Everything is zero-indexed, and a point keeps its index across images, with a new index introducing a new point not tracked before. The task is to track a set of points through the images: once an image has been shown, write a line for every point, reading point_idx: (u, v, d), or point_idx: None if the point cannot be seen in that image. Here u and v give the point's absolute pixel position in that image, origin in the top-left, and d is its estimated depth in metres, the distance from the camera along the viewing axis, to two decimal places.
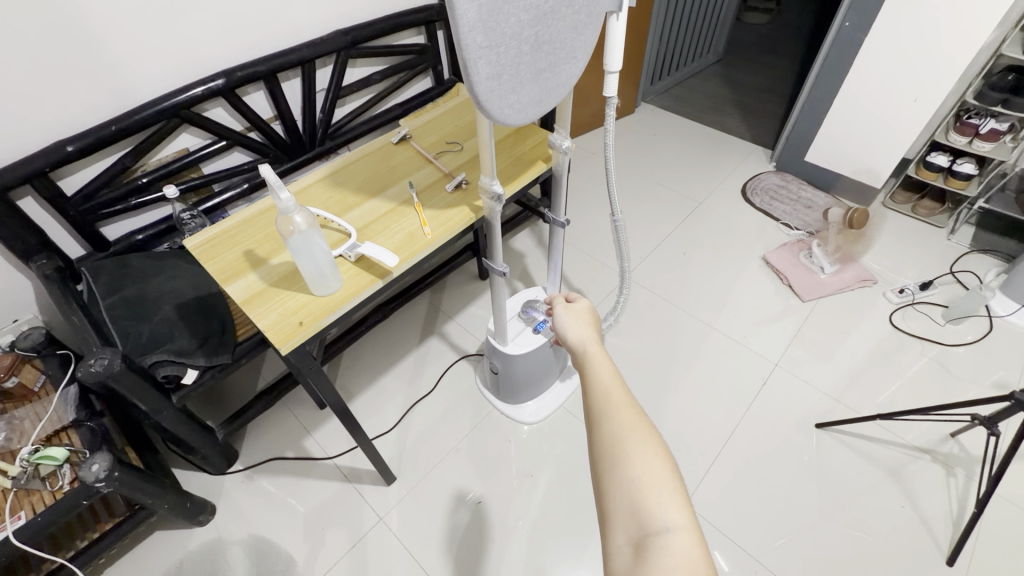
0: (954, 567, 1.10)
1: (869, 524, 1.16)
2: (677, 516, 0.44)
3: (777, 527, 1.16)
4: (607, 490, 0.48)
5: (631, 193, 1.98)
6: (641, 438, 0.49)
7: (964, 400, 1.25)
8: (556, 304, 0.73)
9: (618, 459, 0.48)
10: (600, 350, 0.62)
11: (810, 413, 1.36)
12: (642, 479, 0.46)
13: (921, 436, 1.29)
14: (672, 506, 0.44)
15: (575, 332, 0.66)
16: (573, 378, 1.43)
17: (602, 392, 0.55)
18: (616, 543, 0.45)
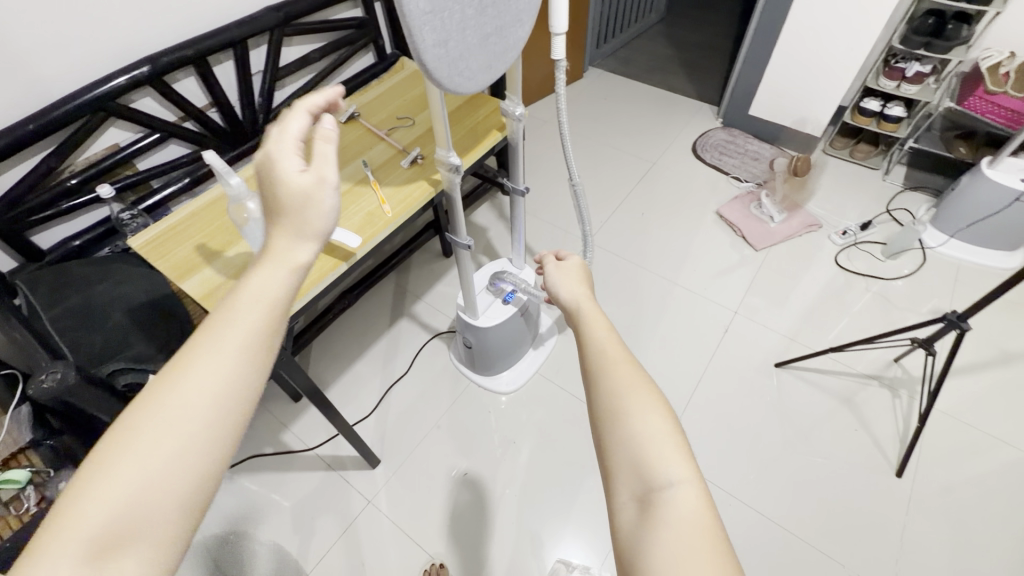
0: (902, 478, 1.21)
1: (828, 450, 1.26)
2: (683, 470, 0.41)
3: (747, 463, 1.24)
4: (607, 446, 0.44)
5: (586, 158, 1.99)
6: (643, 390, 0.45)
7: (905, 327, 1.35)
8: (547, 263, 0.71)
9: (619, 414, 0.44)
10: (592, 306, 0.59)
11: (769, 355, 1.44)
12: (647, 432, 0.43)
13: (869, 365, 1.39)
14: (677, 458, 0.41)
15: (566, 291, 0.63)
16: (545, 345, 1.45)
17: (598, 346, 0.51)
18: (619, 500, 0.42)
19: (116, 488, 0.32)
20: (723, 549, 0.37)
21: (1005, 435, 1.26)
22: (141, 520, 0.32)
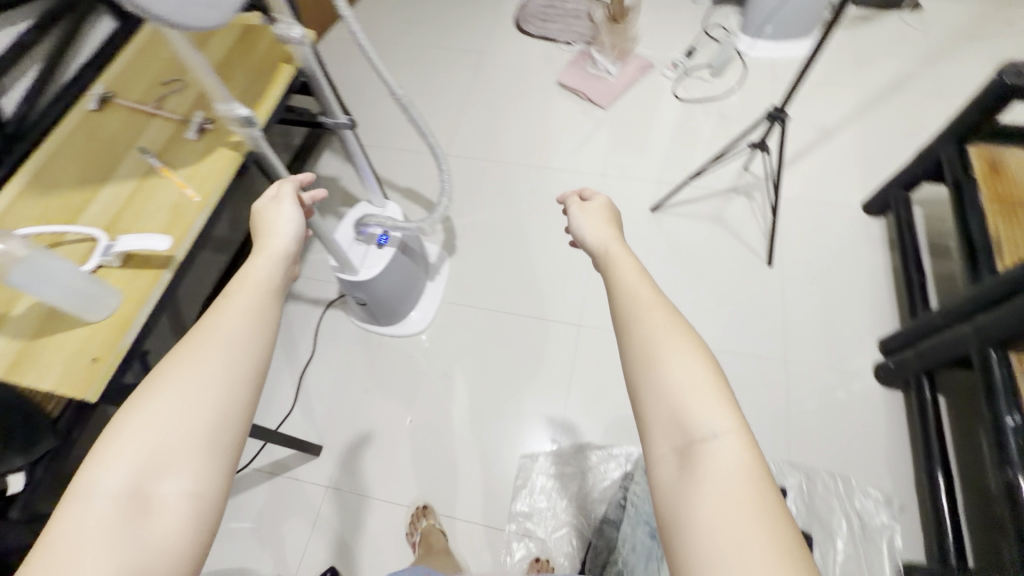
0: (774, 266, 1.38)
1: (713, 266, 1.39)
2: (724, 419, 0.41)
3: None
4: (641, 396, 0.43)
5: (414, 69, 1.84)
6: (679, 340, 0.44)
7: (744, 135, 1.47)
8: (571, 203, 0.68)
9: (655, 365, 0.43)
10: (620, 250, 0.57)
11: (644, 202, 1.52)
12: (682, 384, 0.42)
13: (726, 180, 1.52)
14: (719, 408, 0.41)
15: (594, 234, 0.62)
16: (441, 273, 1.43)
17: (631, 295, 0.49)
18: (657, 452, 0.41)
19: (153, 416, 0.41)
20: (772, 499, 0.38)
21: (839, 199, 1.47)
22: (180, 435, 0.41)
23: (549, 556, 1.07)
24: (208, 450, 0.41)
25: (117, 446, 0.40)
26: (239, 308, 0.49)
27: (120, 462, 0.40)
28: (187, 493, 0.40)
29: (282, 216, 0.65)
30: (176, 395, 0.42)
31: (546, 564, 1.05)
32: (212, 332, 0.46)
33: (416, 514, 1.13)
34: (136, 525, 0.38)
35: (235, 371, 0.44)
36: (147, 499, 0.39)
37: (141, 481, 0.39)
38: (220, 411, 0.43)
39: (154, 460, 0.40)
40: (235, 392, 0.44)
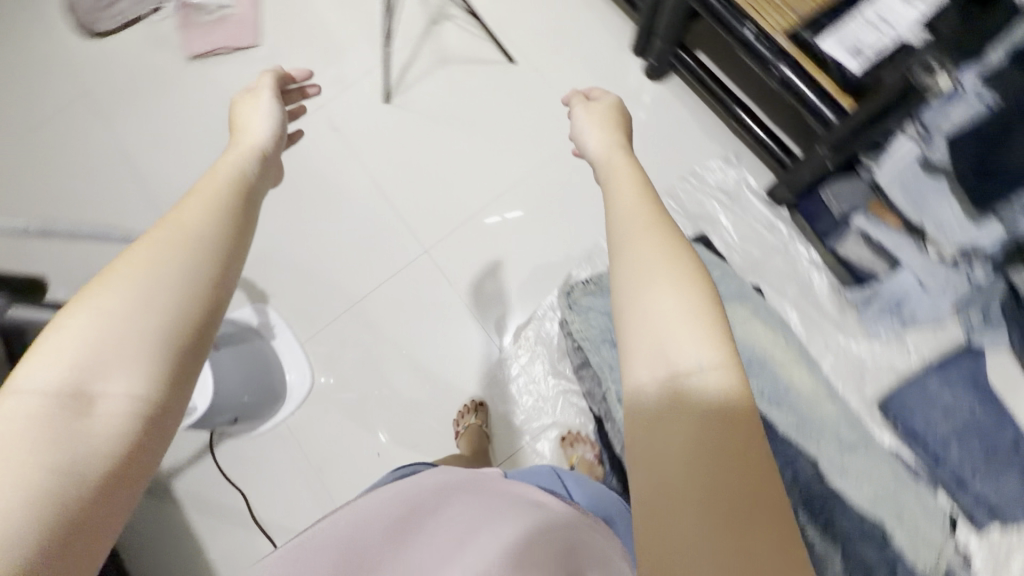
0: (516, 60, 1.33)
1: (474, 102, 1.31)
2: (712, 352, 0.36)
3: (461, 178, 1.28)
4: (624, 318, 0.39)
5: (26, 172, 1.38)
6: (675, 271, 0.39)
7: None
8: (577, 105, 0.66)
9: (647, 291, 0.39)
10: (620, 160, 0.55)
11: (373, 100, 1.35)
12: (660, 323, 0.38)
13: (418, 19, 1.38)
14: (704, 340, 0.37)
15: (594, 145, 0.60)
16: (275, 320, 1.21)
17: (624, 213, 0.45)
18: (634, 379, 0.37)
19: (101, 311, 0.36)
20: (746, 445, 0.34)
21: None
22: (130, 332, 0.36)
23: (569, 427, 1.13)
24: (154, 352, 0.36)
25: (61, 340, 0.35)
26: (202, 212, 0.45)
27: (61, 356, 0.35)
28: (125, 398, 0.35)
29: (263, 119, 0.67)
30: (134, 288, 0.37)
31: (573, 433, 1.11)
32: (171, 229, 0.42)
33: (465, 408, 1.13)
34: (72, 437, 0.33)
35: (193, 266, 0.40)
36: (89, 401, 0.34)
37: (78, 387, 0.34)
38: (178, 312, 0.38)
39: (100, 355, 0.35)
40: (192, 294, 0.39)
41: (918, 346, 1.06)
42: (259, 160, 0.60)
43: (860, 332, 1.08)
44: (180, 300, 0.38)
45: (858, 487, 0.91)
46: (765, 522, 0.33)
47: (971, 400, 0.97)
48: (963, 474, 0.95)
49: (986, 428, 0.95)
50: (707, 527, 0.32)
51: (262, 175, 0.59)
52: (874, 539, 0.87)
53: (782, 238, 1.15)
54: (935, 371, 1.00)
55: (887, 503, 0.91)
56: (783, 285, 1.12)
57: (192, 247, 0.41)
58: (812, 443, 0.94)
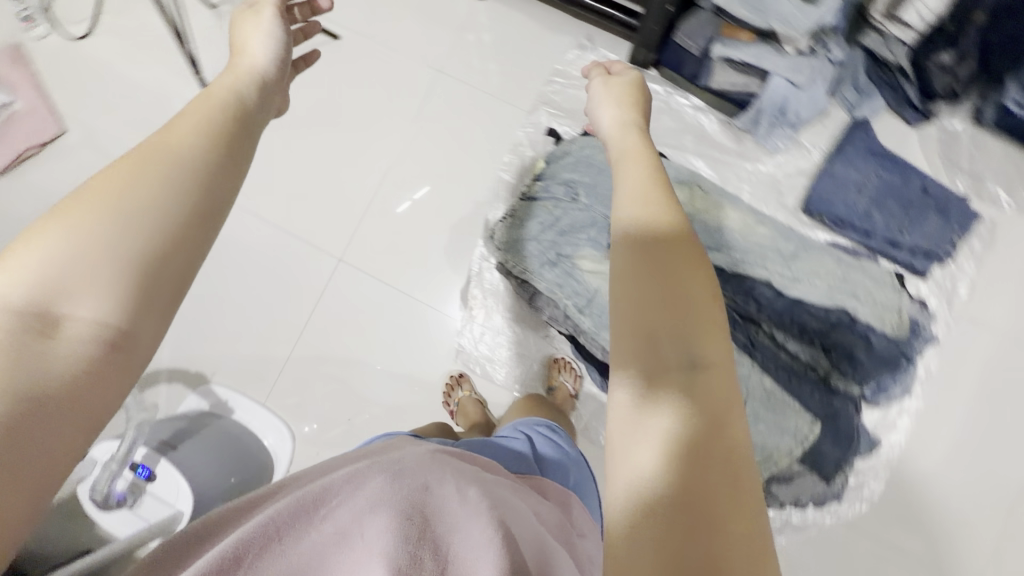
0: (340, 35, 1.23)
1: (318, 95, 1.21)
2: (705, 351, 0.40)
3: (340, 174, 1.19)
4: (618, 301, 0.44)
5: None
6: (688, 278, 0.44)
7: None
8: (597, 76, 0.76)
9: (640, 278, 0.44)
10: (636, 155, 0.60)
11: None
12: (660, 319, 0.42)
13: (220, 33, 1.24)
14: (700, 337, 0.41)
15: (613, 137, 0.66)
16: (221, 391, 1.07)
17: (637, 201, 0.52)
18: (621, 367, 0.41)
19: (80, 233, 0.36)
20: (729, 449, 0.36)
21: None
22: (112, 255, 0.36)
23: (558, 353, 1.10)
24: (128, 281, 0.36)
25: (32, 255, 0.34)
26: (194, 145, 0.45)
27: (31, 272, 0.34)
28: (87, 321, 0.34)
29: (264, 34, 0.67)
30: (117, 215, 0.37)
31: (562, 360, 1.09)
32: (163, 160, 0.42)
33: (449, 385, 1.09)
34: (32, 361, 0.32)
35: (180, 193, 0.40)
36: (55, 318, 0.34)
37: (45, 306, 0.34)
38: (159, 243, 0.38)
39: (73, 276, 0.35)
40: (182, 220, 0.40)
41: (813, 142, 1.11)
42: (258, 88, 0.59)
43: (762, 152, 1.11)
44: (163, 234, 0.38)
45: (813, 286, 0.97)
46: (739, 497, 0.34)
47: (874, 168, 1.07)
48: (892, 233, 1.05)
49: (895, 186, 1.06)
50: (682, 489, 0.34)
51: (261, 103, 0.59)
52: (842, 322, 0.96)
53: (661, 97, 1.13)
54: (837, 157, 1.08)
55: (842, 288, 0.97)
56: (679, 139, 1.12)
57: (181, 182, 0.41)
58: (763, 267, 0.98)
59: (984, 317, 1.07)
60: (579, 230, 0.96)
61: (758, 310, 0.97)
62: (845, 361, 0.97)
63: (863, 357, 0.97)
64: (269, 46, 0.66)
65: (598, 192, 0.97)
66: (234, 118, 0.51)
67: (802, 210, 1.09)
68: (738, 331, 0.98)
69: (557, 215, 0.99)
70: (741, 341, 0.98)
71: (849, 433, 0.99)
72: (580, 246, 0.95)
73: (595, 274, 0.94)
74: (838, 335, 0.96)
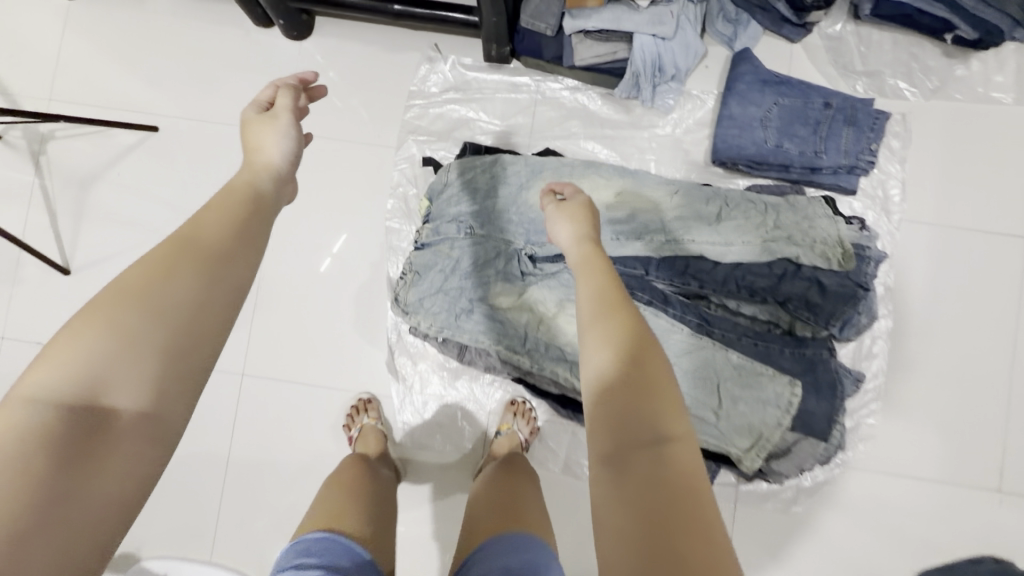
0: (159, 125, 1.06)
1: (157, 199, 1.05)
2: (668, 430, 0.47)
3: None
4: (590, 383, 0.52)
5: None
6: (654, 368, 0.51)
7: None
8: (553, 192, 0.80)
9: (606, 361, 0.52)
10: (589, 254, 0.64)
11: (53, 283, 1.04)
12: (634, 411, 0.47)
13: (19, 165, 1.05)
14: (662, 417, 0.48)
15: (566, 238, 0.68)
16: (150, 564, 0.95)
17: (599, 282, 0.59)
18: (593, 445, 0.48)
19: (120, 332, 0.42)
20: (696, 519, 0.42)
21: (58, 30, 1.08)
22: (145, 349, 0.42)
23: (515, 395, 0.99)
24: (158, 378, 0.42)
25: (78, 351, 0.41)
26: (220, 238, 0.50)
27: (82, 369, 0.41)
28: (120, 412, 0.41)
29: (277, 133, 0.64)
30: (152, 310, 0.43)
31: (519, 402, 0.97)
32: (196, 262, 0.47)
33: (352, 413, 0.98)
34: (87, 454, 0.40)
35: (196, 284, 0.46)
36: (101, 409, 0.41)
37: (96, 396, 0.41)
38: (177, 333, 0.44)
39: (110, 376, 0.41)
40: (194, 311, 0.45)
41: (703, 90, 1.03)
42: (278, 181, 0.61)
43: (655, 115, 1.02)
44: (182, 332, 0.44)
45: (747, 245, 0.88)
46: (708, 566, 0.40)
47: (772, 98, 0.99)
48: (810, 159, 0.98)
49: (798, 109, 0.99)
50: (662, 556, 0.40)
51: (276, 189, 0.61)
52: (788, 273, 0.88)
53: (532, 90, 1.03)
54: (730, 96, 1.00)
55: (777, 236, 0.88)
56: (565, 128, 1.02)
57: (211, 281, 0.47)
58: (691, 241, 0.89)
59: (924, 214, 1.02)
60: (487, 263, 0.87)
61: (701, 287, 0.89)
62: (801, 307, 0.90)
63: (819, 300, 0.89)
64: (280, 134, 0.64)
65: (498, 216, 0.89)
66: (256, 217, 0.55)
67: (712, 162, 1.01)
68: (689, 313, 0.91)
69: (456, 256, 0.87)
70: (694, 322, 0.91)
71: (834, 384, 0.91)
72: (492, 280, 0.86)
73: (519, 307, 0.85)
74: (787, 286, 0.88)
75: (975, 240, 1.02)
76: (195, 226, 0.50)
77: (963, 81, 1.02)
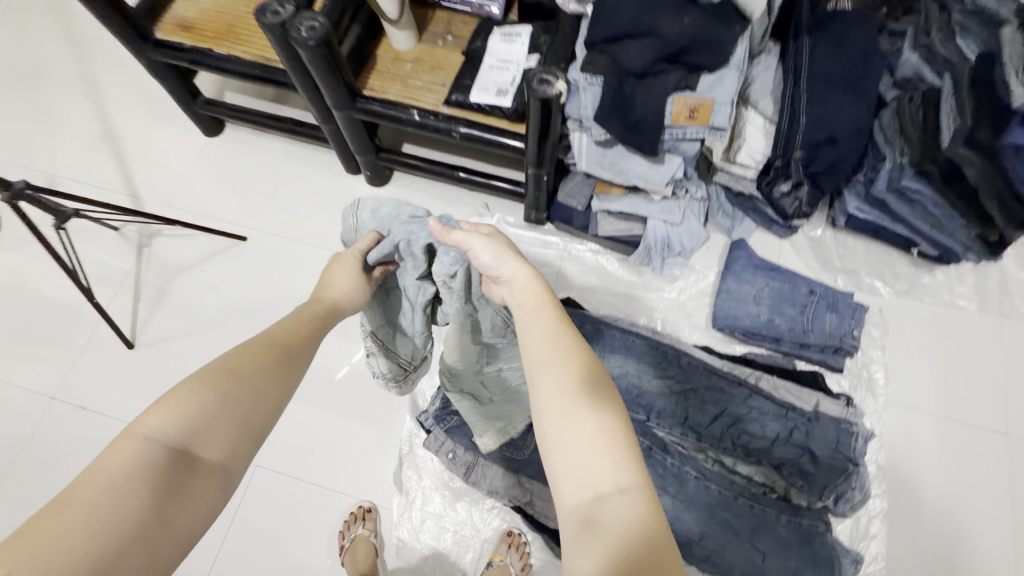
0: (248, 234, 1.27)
1: (226, 293, 1.21)
2: (630, 479, 0.44)
3: None
4: (548, 435, 0.48)
5: None
6: (573, 368, 0.50)
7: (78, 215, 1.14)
8: (477, 244, 0.60)
9: (568, 414, 0.47)
10: (531, 284, 0.58)
11: (115, 354, 1.17)
12: (587, 458, 0.45)
13: (124, 252, 1.24)
14: (623, 468, 0.44)
15: (509, 269, 0.59)
16: None
17: (541, 329, 0.53)
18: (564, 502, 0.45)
19: (224, 403, 0.49)
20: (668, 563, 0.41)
21: (189, 155, 1.35)
22: (238, 418, 0.50)
23: (512, 524, 1.00)
24: (237, 440, 0.49)
25: (182, 408, 0.47)
26: (295, 343, 0.59)
27: (184, 420, 0.47)
28: (204, 464, 0.47)
29: (352, 284, 0.69)
30: (251, 388, 0.52)
31: (515, 533, 0.98)
32: (281, 362, 0.56)
33: (350, 518, 1.00)
34: (175, 490, 0.45)
35: (283, 375, 0.55)
36: (192, 459, 0.46)
37: (188, 447, 0.47)
38: (266, 413, 0.52)
39: (204, 431, 0.47)
40: (278, 396, 0.54)
41: (704, 266, 1.21)
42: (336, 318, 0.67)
43: (663, 282, 1.19)
44: (266, 412, 0.52)
45: None
46: None
47: (764, 279, 1.15)
48: (799, 336, 1.11)
49: (786, 292, 1.14)
50: None
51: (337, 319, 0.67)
52: (781, 437, 0.96)
53: (561, 248, 1.22)
54: (727, 274, 1.17)
55: None
56: (585, 283, 1.19)
57: (289, 376, 0.56)
58: None
59: (909, 399, 1.10)
60: (408, 246, 0.65)
61: (700, 440, 0.98)
62: (796, 475, 0.95)
63: (813, 469, 0.95)
64: (355, 285, 0.69)
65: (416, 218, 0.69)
66: (318, 337, 0.63)
67: (713, 327, 1.15)
68: (688, 465, 0.96)
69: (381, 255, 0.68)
70: (692, 475, 0.95)
71: (832, 560, 0.91)
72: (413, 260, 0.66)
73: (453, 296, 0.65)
74: (779, 450, 0.95)
75: (961, 431, 1.08)
76: (273, 333, 0.59)
77: (930, 287, 1.18)
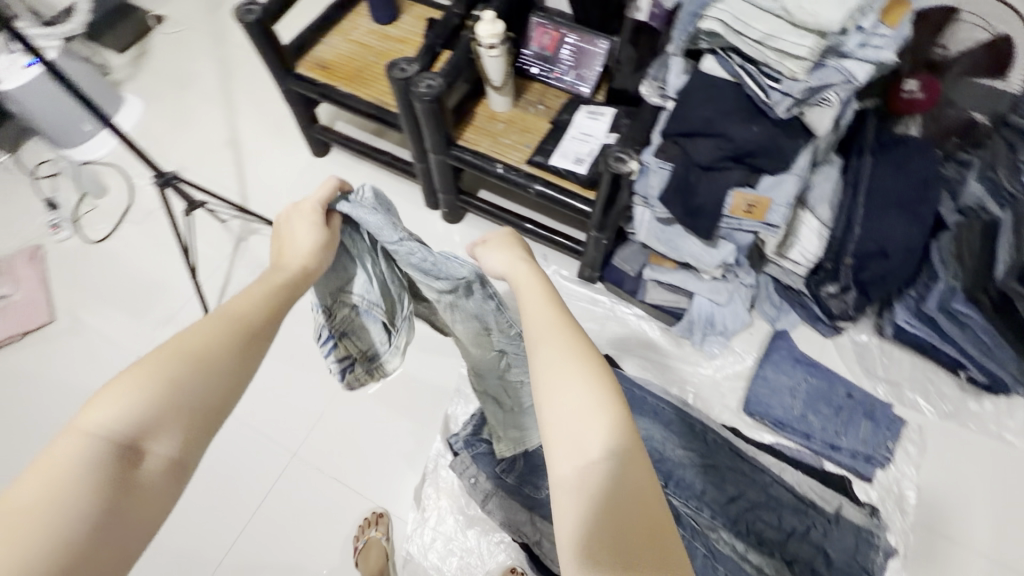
0: None
1: None
2: (618, 437, 0.47)
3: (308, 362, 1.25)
4: (541, 404, 0.50)
5: None
6: (565, 337, 0.53)
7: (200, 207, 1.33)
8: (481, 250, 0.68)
9: (561, 381, 0.50)
10: (531, 272, 0.63)
11: None
12: (578, 423, 0.48)
13: (226, 241, 1.41)
14: (612, 427, 0.47)
15: (506, 263, 0.65)
16: None
17: (537, 314, 0.57)
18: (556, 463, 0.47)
19: (168, 390, 0.46)
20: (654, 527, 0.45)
21: (296, 168, 1.54)
22: (182, 404, 0.46)
23: (516, 562, 1.03)
24: (186, 424, 0.46)
25: (121, 404, 0.44)
26: (254, 314, 0.54)
27: (125, 415, 0.44)
28: (154, 454, 0.45)
29: (311, 239, 0.63)
30: (198, 369, 0.48)
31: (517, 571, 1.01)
32: (238, 337, 0.51)
33: (367, 521, 1.07)
34: (124, 483, 0.43)
35: (237, 351, 0.50)
36: (139, 451, 0.44)
37: (135, 440, 0.44)
38: (217, 392, 0.48)
39: (148, 421, 0.45)
40: (232, 370, 0.50)
41: (744, 349, 1.23)
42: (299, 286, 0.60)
43: (701, 357, 1.23)
44: (216, 392, 0.48)
45: None
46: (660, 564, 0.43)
47: (802, 374, 1.18)
48: (829, 437, 1.13)
49: (823, 391, 1.16)
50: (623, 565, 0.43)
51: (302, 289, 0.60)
52: (797, 532, 0.95)
53: (607, 307, 1.29)
54: (766, 362, 1.20)
55: None
56: (625, 344, 1.25)
57: (246, 350, 0.51)
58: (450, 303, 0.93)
59: (938, 525, 1.07)
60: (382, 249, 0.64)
61: (713, 517, 0.97)
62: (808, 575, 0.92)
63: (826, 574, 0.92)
64: (315, 239, 0.63)
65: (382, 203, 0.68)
66: (282, 309, 0.57)
67: (744, 411, 1.17)
68: (697, 540, 0.93)
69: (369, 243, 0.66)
70: (701, 552, 0.92)
71: None
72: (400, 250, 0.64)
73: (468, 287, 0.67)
74: (794, 546, 0.94)
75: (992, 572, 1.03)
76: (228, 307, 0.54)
77: (976, 415, 1.15)
